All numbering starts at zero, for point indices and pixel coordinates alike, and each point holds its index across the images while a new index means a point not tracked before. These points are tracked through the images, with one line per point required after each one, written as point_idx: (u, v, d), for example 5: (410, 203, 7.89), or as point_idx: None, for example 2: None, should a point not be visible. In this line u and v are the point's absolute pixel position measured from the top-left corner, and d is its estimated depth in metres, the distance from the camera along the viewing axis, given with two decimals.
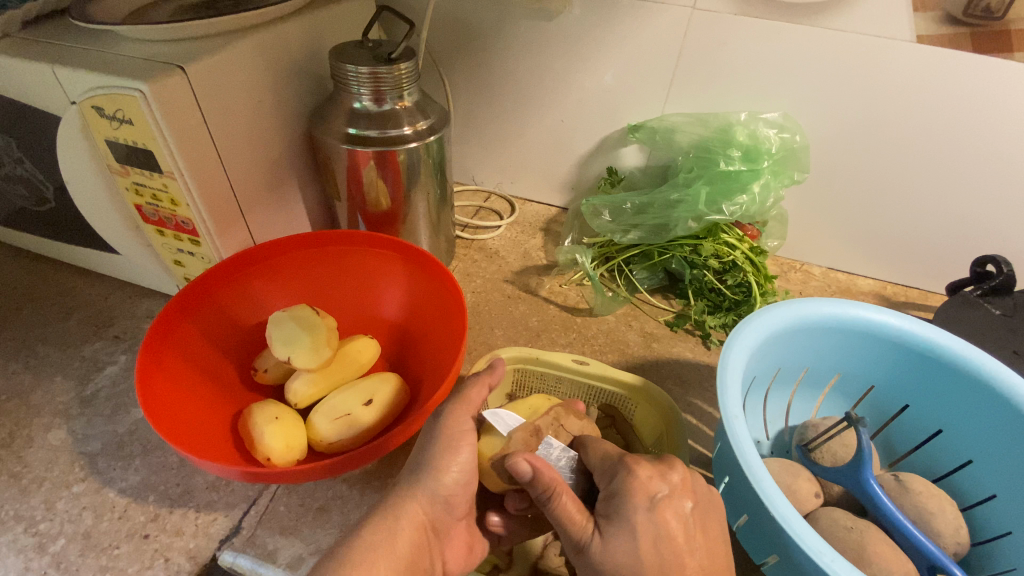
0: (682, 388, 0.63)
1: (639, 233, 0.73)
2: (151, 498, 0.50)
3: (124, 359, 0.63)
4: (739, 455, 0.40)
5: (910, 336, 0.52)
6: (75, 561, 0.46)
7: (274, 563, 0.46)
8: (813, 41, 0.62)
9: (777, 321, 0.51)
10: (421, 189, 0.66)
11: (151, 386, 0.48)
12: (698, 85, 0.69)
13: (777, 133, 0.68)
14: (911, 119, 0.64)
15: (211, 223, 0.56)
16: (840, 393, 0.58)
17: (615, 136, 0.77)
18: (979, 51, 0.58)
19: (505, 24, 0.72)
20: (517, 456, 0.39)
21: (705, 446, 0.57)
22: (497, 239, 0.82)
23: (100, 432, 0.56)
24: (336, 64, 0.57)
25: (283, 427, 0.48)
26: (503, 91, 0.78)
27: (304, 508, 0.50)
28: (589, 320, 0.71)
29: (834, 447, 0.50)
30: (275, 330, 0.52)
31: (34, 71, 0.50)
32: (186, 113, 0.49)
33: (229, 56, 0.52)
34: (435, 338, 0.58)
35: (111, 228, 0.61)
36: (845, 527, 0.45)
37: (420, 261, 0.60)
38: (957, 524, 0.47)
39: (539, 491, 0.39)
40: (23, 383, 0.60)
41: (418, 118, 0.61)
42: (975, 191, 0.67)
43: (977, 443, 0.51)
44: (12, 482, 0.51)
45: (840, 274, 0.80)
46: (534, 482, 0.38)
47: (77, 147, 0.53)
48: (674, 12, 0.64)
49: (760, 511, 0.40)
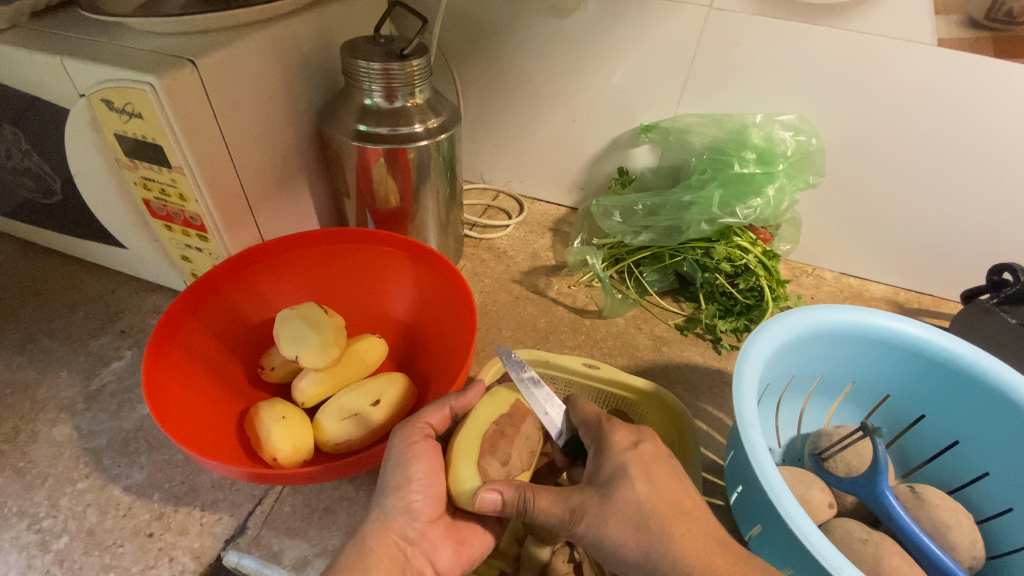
0: (692, 394, 0.62)
1: (650, 235, 0.72)
2: (155, 496, 0.50)
3: (130, 354, 0.62)
4: (755, 465, 0.40)
5: (927, 345, 0.51)
6: (79, 560, 0.46)
7: (279, 565, 0.46)
8: (831, 43, 0.61)
9: (793, 329, 0.50)
10: (431, 187, 0.65)
11: (157, 383, 0.47)
12: (712, 86, 0.68)
13: (792, 136, 0.67)
14: (929, 124, 0.63)
15: (219, 219, 0.55)
16: (853, 401, 0.57)
17: (626, 136, 0.76)
18: (1000, 56, 0.57)
19: (518, 22, 0.71)
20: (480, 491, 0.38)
21: (716, 453, 0.57)
22: (505, 239, 0.81)
23: (106, 428, 0.55)
24: (348, 60, 0.56)
25: (291, 427, 0.47)
26: (514, 89, 0.78)
27: (310, 509, 0.49)
28: (598, 322, 0.70)
29: (847, 457, 0.50)
30: (282, 328, 0.51)
31: (42, 62, 0.49)
32: (197, 107, 0.49)
33: (241, 50, 0.52)
34: (444, 338, 0.57)
35: (118, 222, 0.60)
36: (860, 539, 0.44)
37: (430, 260, 0.59)
38: (973, 538, 0.46)
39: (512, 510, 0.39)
40: (28, 377, 0.59)
41: (429, 116, 0.60)
42: (993, 199, 0.66)
43: (995, 455, 0.50)
44: (16, 478, 0.51)
45: (852, 279, 0.79)
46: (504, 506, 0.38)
47: (85, 140, 0.53)
48: (689, 12, 0.63)
49: (774, 522, 0.39)
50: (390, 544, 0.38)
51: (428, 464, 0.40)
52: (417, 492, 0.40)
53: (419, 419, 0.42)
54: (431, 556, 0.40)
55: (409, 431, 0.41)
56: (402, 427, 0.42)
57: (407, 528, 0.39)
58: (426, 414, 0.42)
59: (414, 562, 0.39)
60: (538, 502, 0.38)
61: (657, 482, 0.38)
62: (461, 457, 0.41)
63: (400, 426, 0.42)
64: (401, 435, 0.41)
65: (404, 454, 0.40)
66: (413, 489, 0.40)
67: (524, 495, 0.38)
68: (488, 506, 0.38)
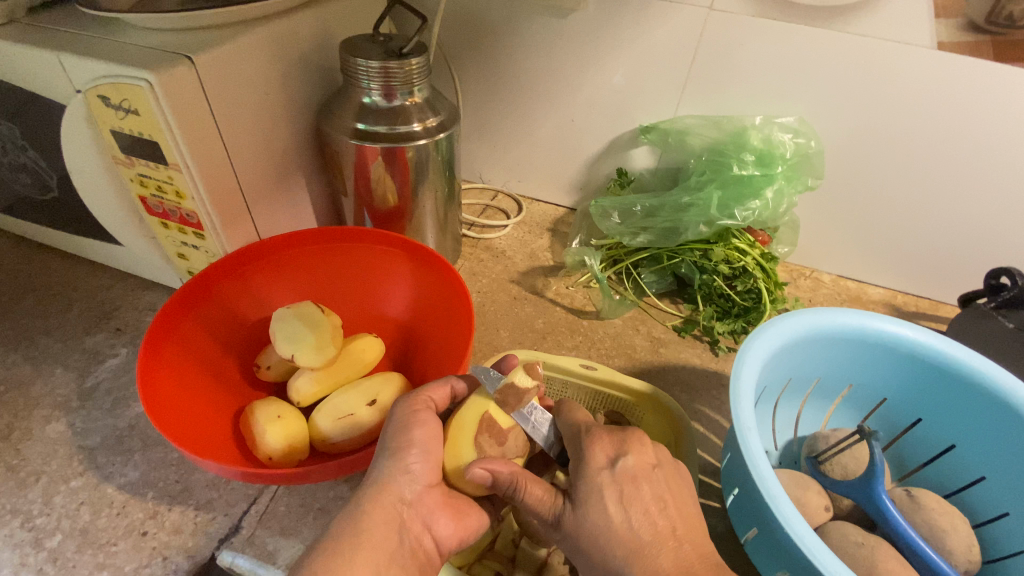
0: (689, 395, 0.62)
1: (648, 236, 0.71)
2: (150, 495, 0.50)
3: (125, 352, 0.62)
4: (752, 468, 0.40)
5: (925, 349, 0.51)
6: (72, 558, 0.45)
7: (274, 564, 0.46)
8: (830, 46, 0.61)
9: (790, 331, 0.50)
10: (429, 186, 0.65)
11: (151, 379, 0.47)
12: (712, 88, 0.68)
13: (791, 138, 0.67)
14: (928, 128, 0.63)
15: (216, 216, 0.55)
16: (850, 405, 0.57)
17: (625, 137, 0.76)
18: (1000, 60, 0.57)
19: (517, 21, 0.71)
20: (474, 464, 0.37)
21: (713, 455, 0.57)
22: (503, 239, 0.81)
23: (100, 426, 0.55)
24: (346, 58, 0.56)
25: (287, 426, 0.47)
26: (512, 88, 0.77)
27: (305, 509, 0.49)
28: (595, 323, 0.70)
29: (844, 460, 0.50)
30: (278, 327, 0.51)
31: (37, 56, 0.49)
32: (193, 104, 0.49)
33: (239, 48, 0.51)
34: (441, 338, 0.57)
35: (113, 219, 0.60)
36: (855, 543, 0.44)
37: (427, 259, 0.59)
38: (970, 542, 0.46)
39: (503, 488, 0.38)
40: (22, 374, 0.59)
41: (428, 115, 0.60)
42: (990, 203, 0.66)
43: (991, 459, 0.50)
44: (10, 475, 0.50)
45: (850, 282, 0.79)
46: (496, 481, 0.38)
47: (82, 137, 0.52)
48: (689, 13, 0.63)
49: (771, 526, 0.39)
50: (386, 507, 0.38)
51: (428, 431, 0.40)
52: (416, 455, 0.39)
53: (424, 392, 0.43)
54: (430, 526, 0.39)
55: (413, 401, 0.42)
56: (407, 398, 0.42)
57: (405, 490, 0.39)
58: (431, 389, 0.43)
59: (412, 528, 0.38)
60: (529, 491, 0.38)
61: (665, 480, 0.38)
62: (459, 433, 0.40)
63: (404, 397, 0.42)
64: (403, 406, 0.42)
65: (405, 420, 0.41)
66: (413, 462, 0.40)
67: (518, 480, 0.37)
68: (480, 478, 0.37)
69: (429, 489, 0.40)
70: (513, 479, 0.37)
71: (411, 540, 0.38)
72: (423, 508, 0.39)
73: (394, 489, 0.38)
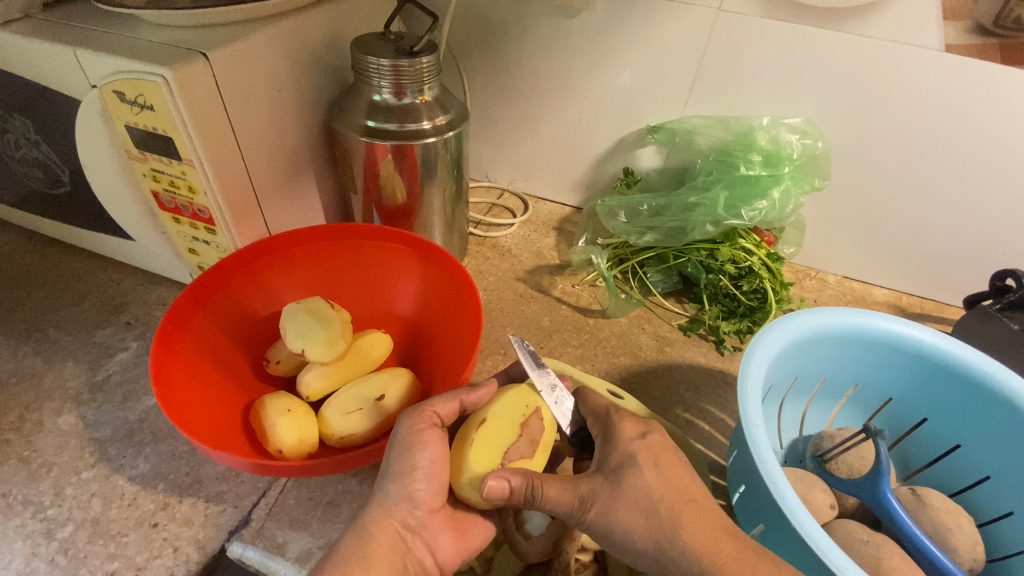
0: (694, 394, 0.62)
1: (655, 236, 0.72)
2: (160, 487, 0.50)
3: (136, 346, 0.63)
4: (759, 463, 0.40)
5: (931, 350, 0.51)
6: (84, 548, 0.46)
7: (284, 556, 0.46)
8: (839, 47, 0.61)
9: (797, 330, 0.50)
10: (437, 184, 0.66)
11: (163, 373, 0.47)
12: (719, 88, 0.69)
13: (799, 139, 0.68)
14: (935, 131, 0.64)
15: (228, 212, 0.55)
16: (856, 404, 0.58)
17: (632, 137, 0.77)
18: (1007, 63, 0.57)
19: (525, 21, 0.72)
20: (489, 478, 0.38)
21: (719, 453, 0.57)
22: (509, 238, 0.82)
23: (110, 418, 0.55)
24: (358, 56, 0.56)
25: (296, 420, 0.47)
26: (520, 88, 0.78)
27: (314, 502, 0.50)
28: (601, 322, 0.70)
29: (849, 459, 0.50)
30: (289, 323, 0.51)
31: (53, 52, 0.49)
32: (208, 100, 0.49)
33: (253, 45, 0.52)
34: (449, 334, 0.57)
35: (126, 214, 0.60)
36: (861, 540, 0.44)
37: (435, 257, 0.59)
38: (974, 541, 0.47)
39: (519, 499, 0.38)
40: (33, 367, 0.59)
41: (437, 113, 0.61)
42: (995, 205, 0.67)
43: (996, 459, 0.50)
44: (21, 466, 0.51)
45: (855, 283, 0.79)
46: (511, 495, 0.38)
47: (96, 132, 0.53)
48: (698, 13, 0.64)
49: (778, 522, 0.39)
50: (390, 531, 0.39)
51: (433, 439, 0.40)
52: (421, 471, 0.40)
53: (429, 407, 0.42)
54: (432, 546, 0.40)
55: (418, 418, 0.42)
56: (411, 412, 0.42)
57: (408, 516, 0.40)
58: (436, 403, 0.43)
59: (415, 549, 0.40)
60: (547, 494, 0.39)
61: (665, 473, 0.40)
62: (487, 443, 0.42)
63: (408, 412, 0.42)
64: (408, 421, 0.41)
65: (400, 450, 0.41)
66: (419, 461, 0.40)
67: (533, 483, 0.39)
68: (496, 494, 0.37)
69: (432, 513, 0.41)
70: (524, 484, 0.38)
71: (413, 561, 0.39)
72: (425, 526, 0.40)
73: (397, 514, 0.40)
